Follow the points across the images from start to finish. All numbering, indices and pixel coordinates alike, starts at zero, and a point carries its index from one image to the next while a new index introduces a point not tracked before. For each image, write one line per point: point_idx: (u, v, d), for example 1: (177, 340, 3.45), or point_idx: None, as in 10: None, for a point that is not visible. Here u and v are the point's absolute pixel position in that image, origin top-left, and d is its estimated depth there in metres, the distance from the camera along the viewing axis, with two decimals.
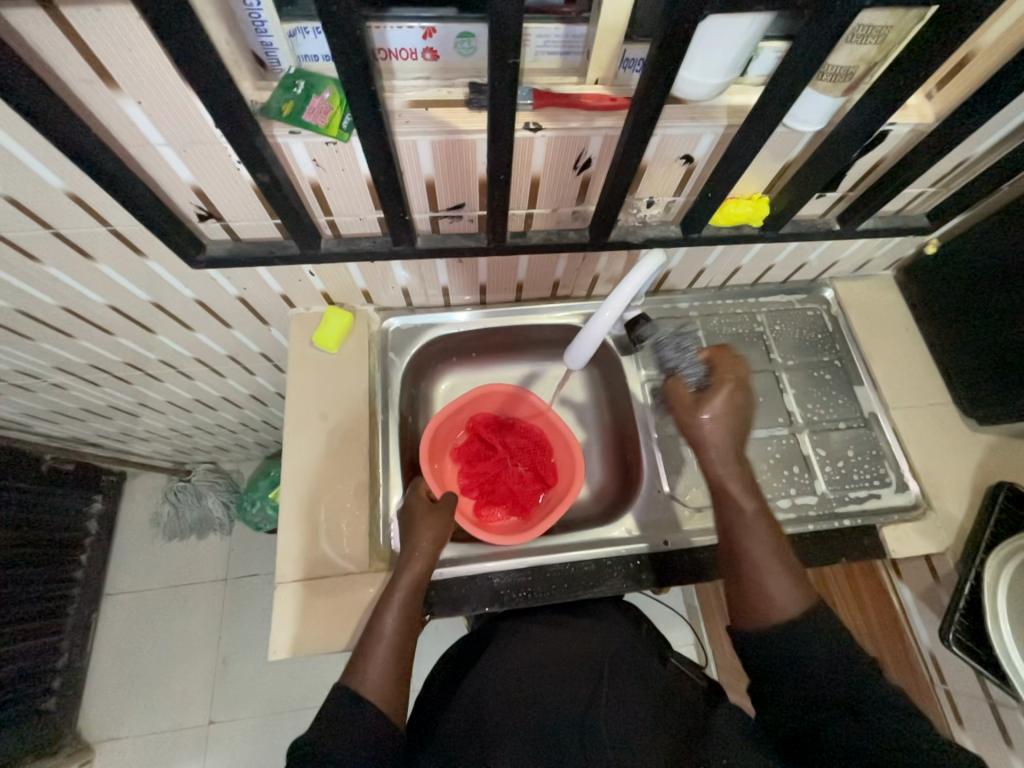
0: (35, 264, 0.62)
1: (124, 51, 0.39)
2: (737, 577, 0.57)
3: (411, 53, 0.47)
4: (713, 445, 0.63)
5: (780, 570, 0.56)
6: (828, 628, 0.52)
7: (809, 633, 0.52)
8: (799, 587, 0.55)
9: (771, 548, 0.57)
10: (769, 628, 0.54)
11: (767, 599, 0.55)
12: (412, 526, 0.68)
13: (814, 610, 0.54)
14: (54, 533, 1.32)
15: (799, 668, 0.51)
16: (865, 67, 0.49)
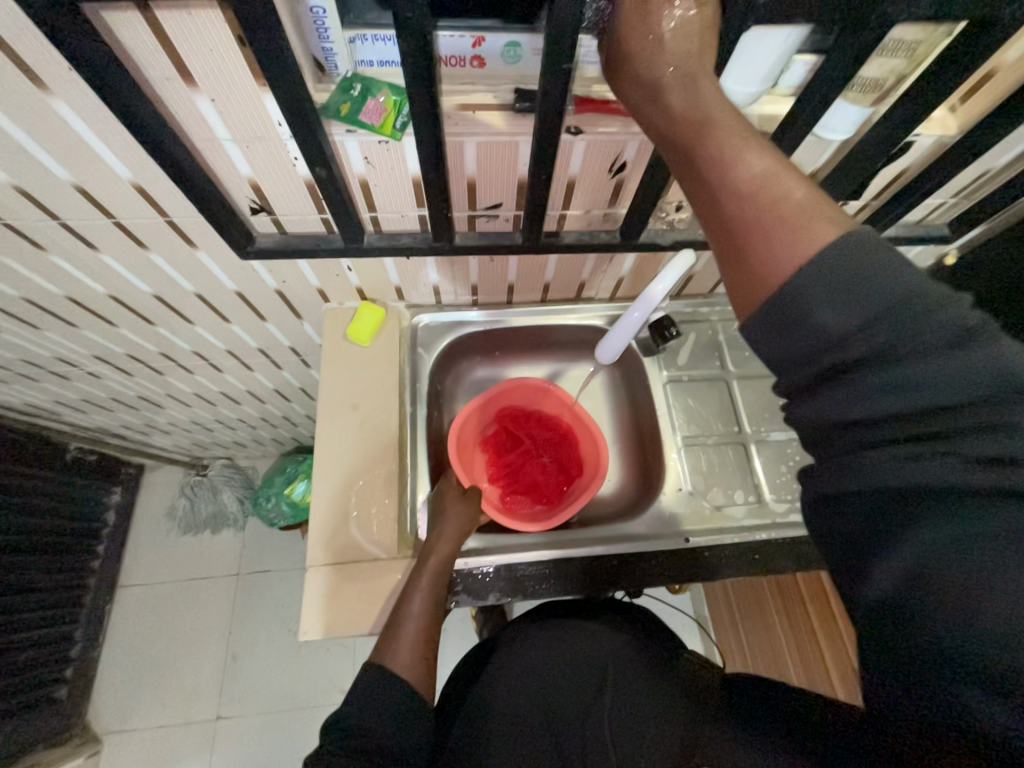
0: (92, 252, 0.65)
1: (206, 51, 0.42)
2: (732, 248, 0.40)
3: (459, 60, 0.50)
4: (668, 97, 0.41)
5: (785, 211, 0.38)
6: (868, 266, 0.35)
7: (836, 277, 0.35)
8: (817, 219, 0.37)
9: (762, 184, 0.39)
10: (803, 316, 0.36)
11: (772, 254, 0.38)
12: (442, 510, 0.70)
13: (843, 239, 0.36)
14: (74, 522, 1.35)
15: (888, 393, 0.35)
16: (893, 80, 0.51)
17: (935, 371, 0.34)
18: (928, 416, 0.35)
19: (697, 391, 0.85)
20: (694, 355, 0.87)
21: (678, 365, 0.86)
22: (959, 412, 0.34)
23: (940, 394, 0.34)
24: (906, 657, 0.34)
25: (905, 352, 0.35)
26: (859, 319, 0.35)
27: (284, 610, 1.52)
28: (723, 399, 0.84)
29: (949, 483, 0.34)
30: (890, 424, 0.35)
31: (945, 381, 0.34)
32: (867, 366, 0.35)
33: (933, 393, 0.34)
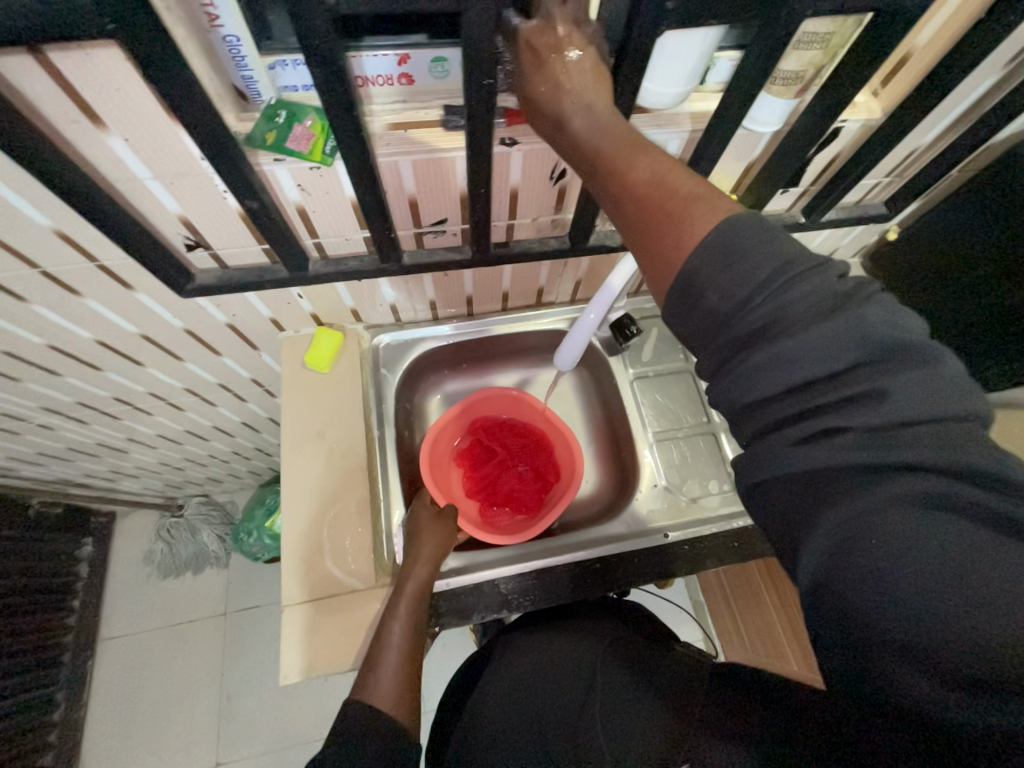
0: (22, 304, 0.62)
1: (111, 91, 0.40)
2: (644, 243, 0.41)
3: (386, 79, 0.49)
4: (572, 122, 0.42)
5: (678, 199, 0.39)
6: (752, 244, 0.37)
7: (720, 256, 0.37)
8: (710, 203, 0.39)
9: (660, 178, 0.40)
10: (701, 301, 0.38)
11: (675, 242, 0.39)
12: (416, 533, 0.69)
13: (728, 219, 0.38)
14: (43, 580, 1.29)
15: (785, 368, 0.35)
16: (812, 71, 0.52)
17: (824, 341, 0.35)
18: (825, 386, 0.35)
19: (664, 385, 0.85)
20: (658, 349, 0.87)
21: (643, 362, 0.86)
22: (850, 380, 0.35)
23: (829, 364, 0.35)
24: (837, 631, 0.34)
25: (796, 325, 0.35)
26: (748, 299, 0.36)
27: (276, 645, 1.48)
28: (690, 391, 0.85)
29: (852, 449, 0.34)
30: (793, 399, 0.36)
31: (833, 350, 0.35)
32: (764, 343, 0.36)
33: (823, 364, 0.35)
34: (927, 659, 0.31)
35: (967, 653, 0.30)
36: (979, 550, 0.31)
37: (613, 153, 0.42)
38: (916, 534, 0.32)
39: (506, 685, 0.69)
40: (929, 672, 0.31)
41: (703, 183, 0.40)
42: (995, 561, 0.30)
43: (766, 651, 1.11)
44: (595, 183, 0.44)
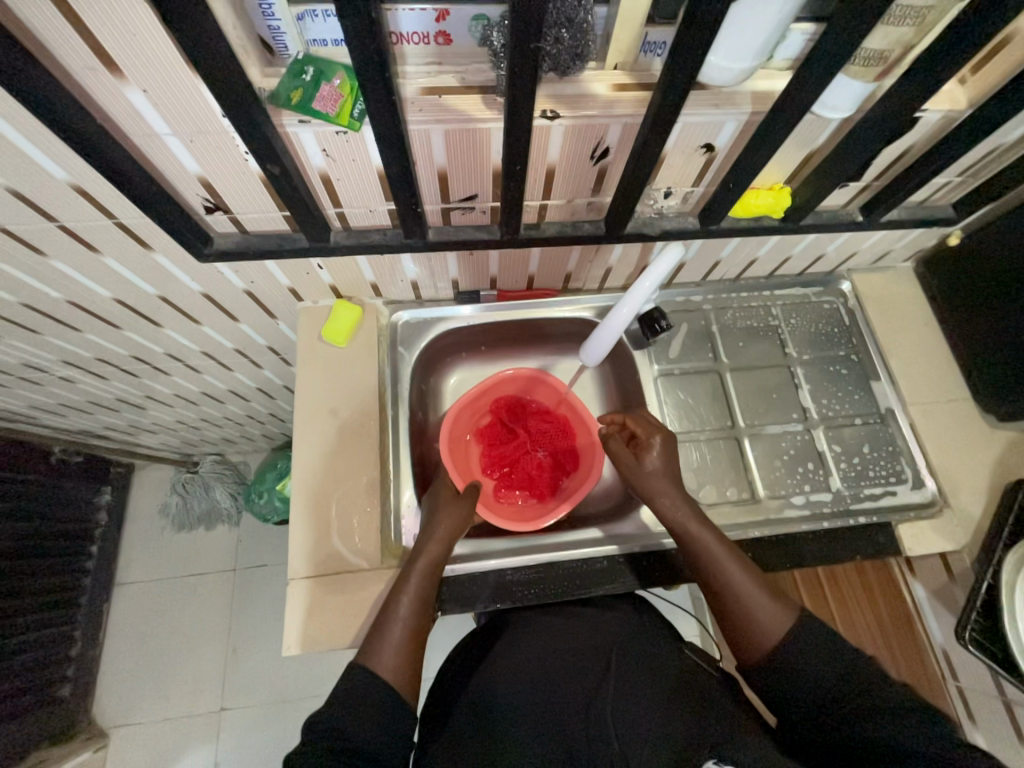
0: (41, 257, 0.61)
1: (127, 35, 0.37)
2: (733, 620, 0.59)
3: (423, 37, 0.46)
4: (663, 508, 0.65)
5: (761, 600, 0.58)
6: (813, 646, 0.55)
7: (805, 651, 0.55)
8: (780, 603, 0.58)
9: (748, 580, 0.60)
10: (786, 668, 0.55)
11: (761, 632, 0.57)
12: (435, 511, 0.68)
13: (799, 623, 0.57)
14: (64, 525, 1.33)
15: (827, 667, 0.54)
16: (899, 50, 0.46)
17: (867, 672, 0.53)
18: (834, 658, 0.54)
19: (688, 383, 0.81)
20: (686, 346, 0.83)
21: (670, 358, 0.82)
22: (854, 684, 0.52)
23: (832, 673, 0.53)
24: None
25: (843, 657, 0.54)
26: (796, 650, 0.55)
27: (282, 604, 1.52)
28: (716, 391, 0.81)
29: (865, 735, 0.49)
30: (841, 683, 0.52)
31: (875, 680, 0.52)
32: (823, 647, 0.55)
33: (837, 675, 0.53)
34: None
35: None
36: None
37: (695, 534, 0.63)
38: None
39: (512, 668, 0.67)
40: None
41: (775, 588, 0.60)
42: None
43: None
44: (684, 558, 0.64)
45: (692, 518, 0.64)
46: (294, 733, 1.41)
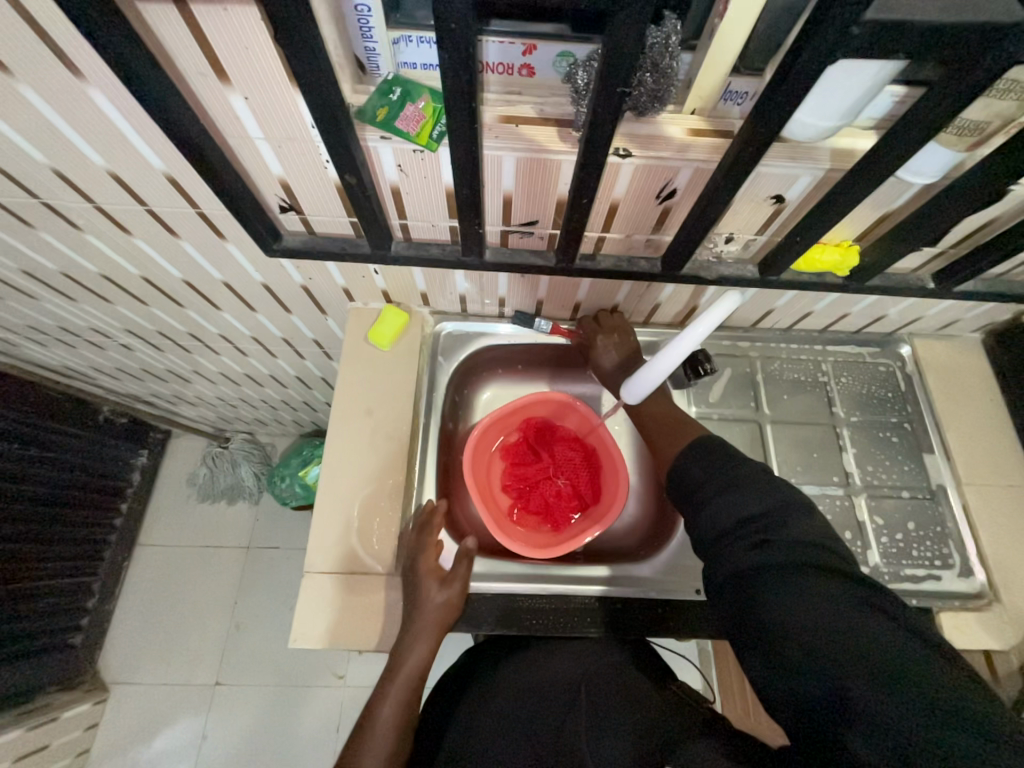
0: (126, 235, 0.65)
1: (241, 48, 0.40)
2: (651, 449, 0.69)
3: (507, 68, 0.47)
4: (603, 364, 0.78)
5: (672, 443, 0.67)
6: (702, 456, 0.61)
7: (704, 458, 0.61)
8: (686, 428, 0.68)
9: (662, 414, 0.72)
10: (685, 480, 0.60)
11: (668, 451, 0.67)
12: (417, 606, 0.63)
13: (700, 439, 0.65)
14: (101, 481, 1.40)
15: (709, 471, 0.59)
16: (998, 123, 0.45)
17: (744, 473, 0.57)
18: (711, 466, 0.59)
19: (726, 431, 0.79)
20: (727, 392, 0.81)
21: (709, 402, 0.80)
22: (721, 482, 0.57)
23: (710, 476, 0.58)
24: (765, 661, 0.46)
25: (732, 509, 0.54)
26: (688, 464, 0.61)
27: (288, 589, 1.55)
28: (754, 443, 0.78)
29: (735, 529, 0.53)
30: (765, 569, 0.49)
31: (750, 479, 0.56)
32: (730, 530, 0.53)
33: (712, 482, 0.57)
34: (822, 675, 0.43)
35: (825, 650, 0.43)
36: (823, 584, 0.46)
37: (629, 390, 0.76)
38: (783, 584, 0.47)
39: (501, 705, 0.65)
40: (820, 679, 0.43)
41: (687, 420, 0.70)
42: (951, 686, 0.40)
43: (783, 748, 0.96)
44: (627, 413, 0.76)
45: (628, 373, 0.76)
46: (283, 721, 1.42)
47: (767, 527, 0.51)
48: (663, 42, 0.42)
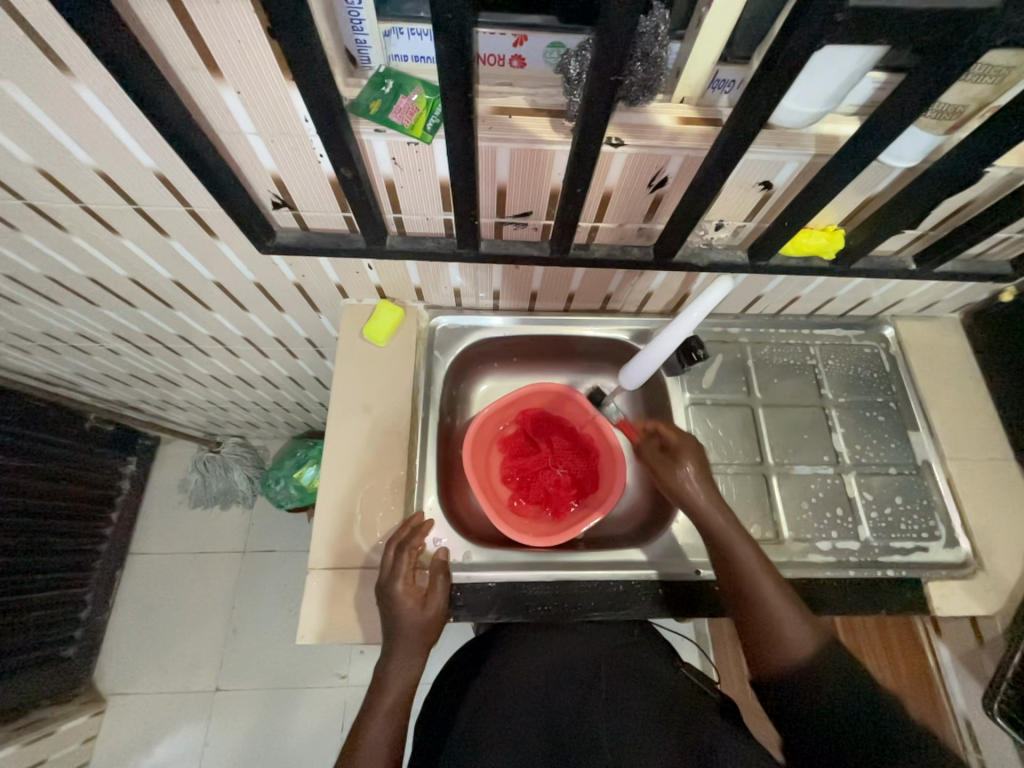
0: (114, 235, 0.64)
1: (233, 42, 0.40)
2: (759, 632, 0.59)
3: (498, 59, 0.48)
4: (708, 514, 0.65)
5: (790, 612, 0.59)
6: (834, 668, 0.55)
7: (823, 666, 0.55)
8: (813, 629, 0.58)
9: (781, 597, 0.60)
10: (777, 659, 0.57)
11: (791, 653, 0.57)
12: (399, 625, 0.63)
13: (828, 654, 0.56)
14: (89, 490, 1.37)
15: (807, 666, 0.56)
16: (974, 106, 0.47)
17: (845, 669, 0.55)
18: (800, 650, 0.57)
19: (720, 415, 0.81)
20: (719, 377, 0.83)
21: (702, 388, 0.82)
22: (813, 672, 0.55)
23: (799, 663, 0.56)
24: None
25: (817, 719, 0.53)
26: (792, 653, 0.57)
27: (287, 591, 1.54)
28: (747, 426, 0.80)
29: (821, 724, 0.52)
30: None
31: (854, 677, 0.54)
32: (828, 733, 0.52)
33: (800, 671, 0.56)
34: None
35: None
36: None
37: (740, 546, 0.63)
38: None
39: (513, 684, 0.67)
40: None
41: (807, 612, 0.59)
42: None
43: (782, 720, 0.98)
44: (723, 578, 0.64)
45: (741, 533, 0.64)
46: (285, 724, 1.41)
47: (854, 733, 0.50)
48: (652, 32, 0.43)
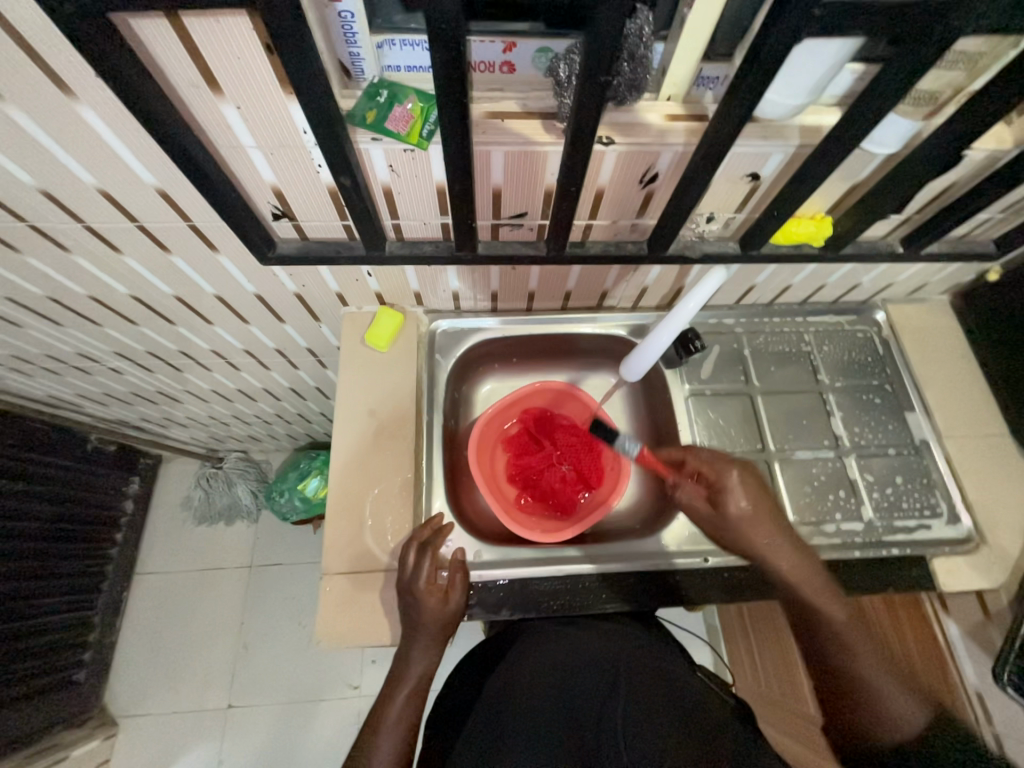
0: (116, 254, 0.65)
1: (233, 59, 0.41)
2: (857, 701, 0.58)
3: (489, 65, 0.49)
4: (788, 576, 0.65)
5: (886, 681, 0.58)
6: (939, 738, 0.55)
7: (933, 738, 0.55)
8: (912, 694, 0.58)
9: (877, 667, 0.59)
10: (877, 728, 0.56)
11: (892, 720, 0.56)
12: (421, 621, 0.64)
13: (929, 720, 0.56)
14: (92, 511, 1.37)
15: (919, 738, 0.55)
16: (950, 91, 0.48)
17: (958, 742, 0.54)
18: (913, 719, 0.56)
19: (720, 405, 0.82)
20: (717, 367, 0.84)
21: (701, 378, 0.83)
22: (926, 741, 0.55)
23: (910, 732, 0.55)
24: None
25: None
26: (899, 725, 0.56)
27: (296, 604, 1.53)
28: (747, 414, 0.81)
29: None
30: None
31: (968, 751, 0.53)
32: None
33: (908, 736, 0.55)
34: None
35: None
36: None
37: (830, 612, 0.62)
38: None
39: (525, 676, 0.67)
40: None
41: (905, 680, 0.59)
42: None
43: (795, 708, 0.99)
44: (809, 641, 0.63)
45: (829, 598, 0.63)
46: (299, 737, 1.40)
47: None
48: (637, 33, 0.45)
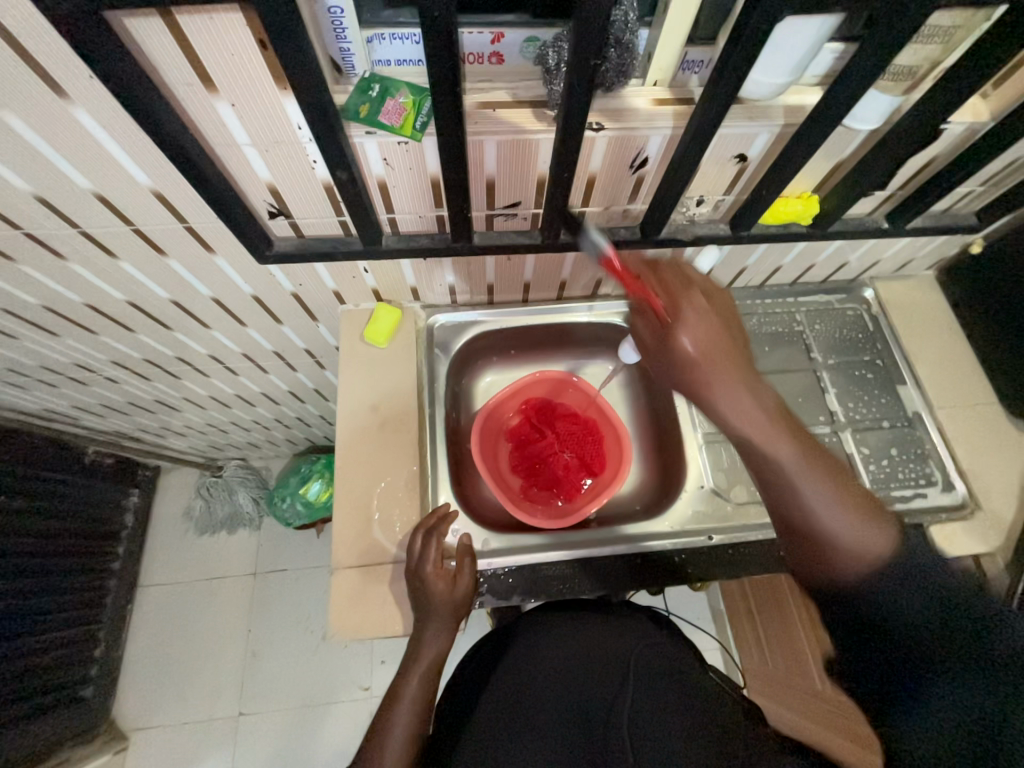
0: (113, 259, 0.65)
1: (226, 55, 0.42)
2: (812, 547, 0.50)
3: (478, 57, 0.50)
4: (742, 423, 0.52)
5: (852, 521, 0.48)
6: (915, 585, 0.44)
7: (901, 577, 0.45)
8: (879, 523, 0.48)
9: (835, 507, 0.49)
10: (831, 573, 0.48)
11: (846, 561, 0.47)
12: (429, 603, 0.64)
13: (895, 548, 0.46)
14: (93, 525, 1.36)
15: (922, 605, 0.43)
16: (926, 65, 0.50)
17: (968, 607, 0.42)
18: (933, 592, 0.43)
19: None
20: None
21: None
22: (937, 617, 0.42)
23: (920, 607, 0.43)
24: None
25: (904, 647, 0.42)
26: (867, 571, 0.46)
27: (302, 609, 1.53)
28: None
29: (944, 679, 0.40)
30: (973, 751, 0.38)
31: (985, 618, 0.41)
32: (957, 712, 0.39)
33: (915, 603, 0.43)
34: None
35: None
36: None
37: (784, 448, 0.51)
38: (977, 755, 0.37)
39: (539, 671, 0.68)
40: None
41: (874, 512, 0.49)
42: None
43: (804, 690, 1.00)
44: (768, 489, 0.54)
45: (782, 434, 0.51)
46: (312, 741, 1.40)
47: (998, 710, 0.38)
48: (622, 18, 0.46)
